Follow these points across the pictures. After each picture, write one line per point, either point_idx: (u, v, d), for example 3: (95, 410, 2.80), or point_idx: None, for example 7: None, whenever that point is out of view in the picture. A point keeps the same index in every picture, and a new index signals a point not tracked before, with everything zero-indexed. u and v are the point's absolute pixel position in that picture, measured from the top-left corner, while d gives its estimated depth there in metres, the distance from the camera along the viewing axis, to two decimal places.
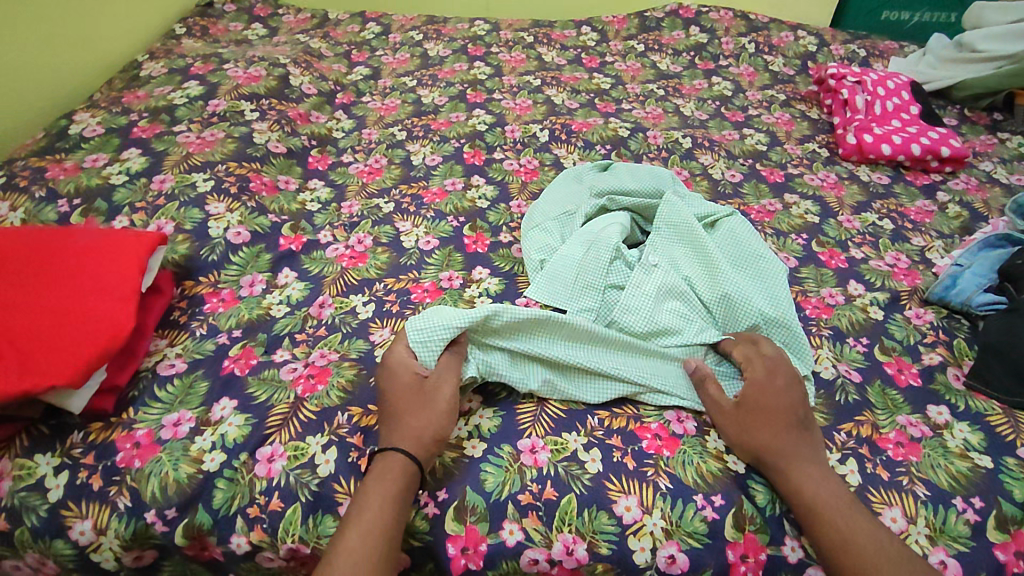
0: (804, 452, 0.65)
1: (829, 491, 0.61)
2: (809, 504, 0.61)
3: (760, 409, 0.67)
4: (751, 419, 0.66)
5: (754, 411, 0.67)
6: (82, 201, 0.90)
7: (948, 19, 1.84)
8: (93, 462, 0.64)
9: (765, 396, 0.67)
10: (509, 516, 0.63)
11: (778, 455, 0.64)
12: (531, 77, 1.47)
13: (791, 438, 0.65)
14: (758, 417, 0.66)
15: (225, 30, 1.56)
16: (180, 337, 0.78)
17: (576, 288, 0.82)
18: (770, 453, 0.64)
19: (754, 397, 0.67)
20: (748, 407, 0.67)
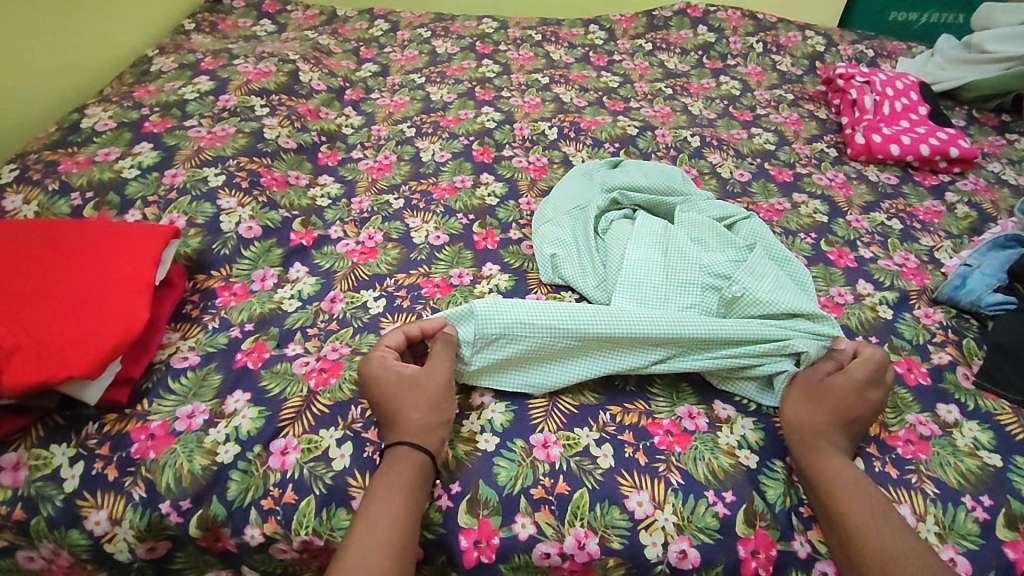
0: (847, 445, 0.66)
1: (858, 479, 0.62)
2: (833, 483, 0.62)
3: (847, 400, 0.67)
4: (823, 396, 0.68)
5: (837, 398, 0.67)
6: (95, 195, 0.91)
7: (957, 20, 1.85)
8: (108, 453, 0.65)
9: (855, 390, 0.68)
10: (520, 510, 0.63)
11: (825, 436, 0.65)
12: (539, 75, 1.47)
13: (847, 429, 0.66)
14: (832, 400, 0.67)
15: (234, 26, 1.56)
16: (192, 330, 0.79)
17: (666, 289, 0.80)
18: (819, 431, 0.66)
19: (844, 386, 0.68)
20: (831, 390, 0.68)
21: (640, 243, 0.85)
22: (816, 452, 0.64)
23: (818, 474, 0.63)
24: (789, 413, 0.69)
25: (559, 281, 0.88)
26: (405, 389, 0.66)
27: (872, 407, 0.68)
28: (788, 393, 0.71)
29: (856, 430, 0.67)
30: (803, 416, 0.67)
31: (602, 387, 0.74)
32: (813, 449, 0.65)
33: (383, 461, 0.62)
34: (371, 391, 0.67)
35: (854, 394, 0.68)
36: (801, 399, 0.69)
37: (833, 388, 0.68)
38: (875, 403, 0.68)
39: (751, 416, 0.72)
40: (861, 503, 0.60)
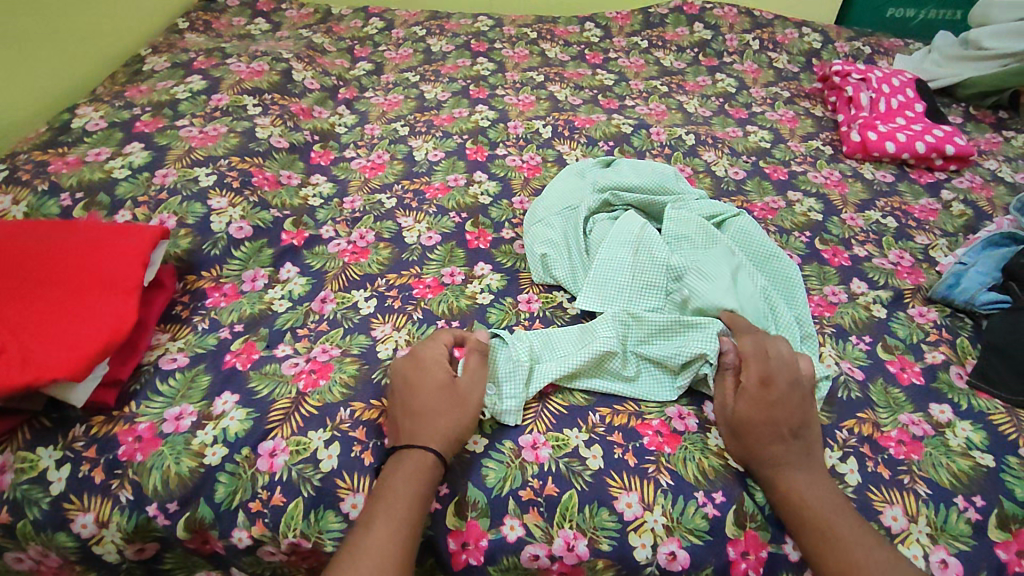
0: (794, 454, 0.63)
1: (814, 497, 0.60)
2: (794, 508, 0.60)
3: (764, 408, 0.64)
4: (743, 423, 0.65)
5: (758, 407, 0.64)
6: (84, 195, 0.90)
7: (956, 16, 1.83)
8: (95, 455, 0.65)
9: (760, 401, 0.65)
10: (509, 512, 0.63)
11: (766, 460, 0.63)
12: (534, 74, 1.46)
13: (788, 440, 0.63)
14: (754, 418, 0.64)
15: (228, 25, 1.56)
16: (182, 331, 0.78)
17: (634, 289, 0.80)
18: (758, 458, 0.63)
19: (747, 406, 0.65)
20: (740, 411, 0.66)
21: (614, 242, 0.85)
22: (767, 481, 0.63)
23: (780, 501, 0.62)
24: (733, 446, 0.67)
25: (549, 281, 0.88)
26: (448, 391, 0.66)
27: (785, 402, 0.64)
28: (722, 422, 0.68)
29: (796, 431, 0.64)
30: (739, 448, 0.65)
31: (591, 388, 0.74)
32: (766, 473, 0.63)
33: (411, 467, 0.61)
34: (416, 381, 0.67)
35: (759, 405, 0.64)
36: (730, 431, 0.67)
37: (747, 400, 0.65)
38: (787, 393, 0.65)
39: None
40: (823, 522, 0.58)
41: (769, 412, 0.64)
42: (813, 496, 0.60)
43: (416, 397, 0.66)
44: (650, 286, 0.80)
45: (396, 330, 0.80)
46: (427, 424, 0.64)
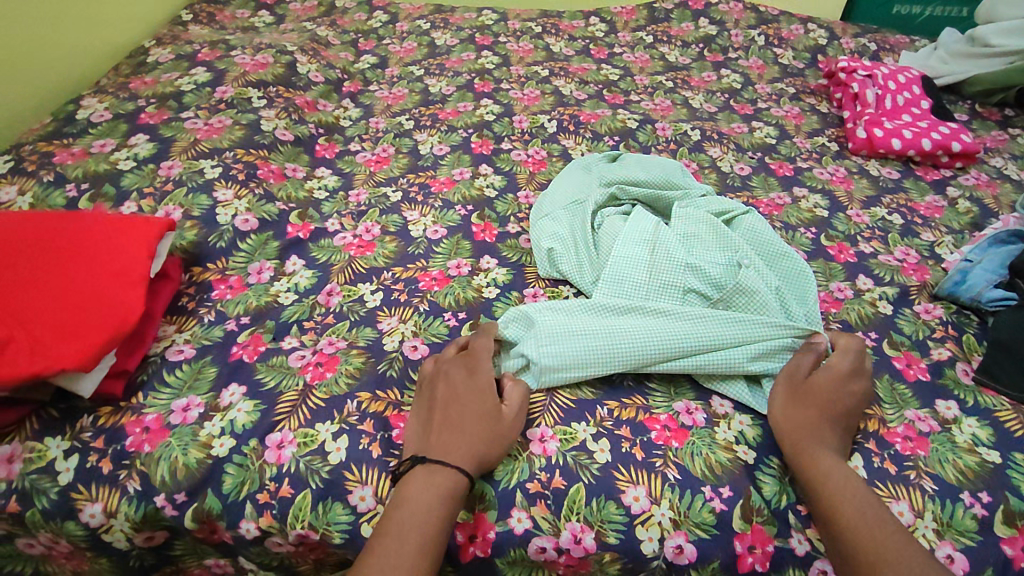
0: (839, 444, 0.65)
1: (851, 480, 0.61)
2: (826, 488, 0.60)
3: (818, 390, 0.67)
4: (810, 395, 0.67)
5: (808, 393, 0.67)
6: (90, 186, 0.90)
7: (961, 13, 1.83)
8: (102, 446, 0.64)
9: (841, 384, 0.68)
10: (517, 504, 0.63)
11: (817, 431, 0.65)
12: (539, 68, 1.46)
13: (835, 425, 0.66)
14: (819, 398, 0.67)
15: (232, 17, 1.55)
16: (188, 323, 0.78)
17: (650, 288, 0.80)
18: (806, 428, 0.65)
19: (829, 380, 0.68)
20: (820, 383, 0.68)
21: (629, 240, 0.85)
22: (808, 456, 0.63)
23: (811, 482, 0.61)
24: (777, 410, 0.68)
25: (556, 275, 0.88)
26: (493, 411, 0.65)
27: (857, 399, 0.68)
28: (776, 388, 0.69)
29: (847, 422, 0.67)
30: (792, 412, 0.66)
31: (599, 382, 0.74)
32: (809, 446, 0.64)
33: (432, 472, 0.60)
34: (463, 391, 0.66)
35: (844, 386, 0.68)
36: (788, 393, 0.68)
37: (791, 384, 0.69)
38: (840, 380, 0.68)
39: (749, 412, 0.72)
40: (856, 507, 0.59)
41: (831, 396, 0.67)
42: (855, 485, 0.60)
43: (460, 404, 0.65)
44: (666, 285, 0.80)
45: (402, 323, 0.80)
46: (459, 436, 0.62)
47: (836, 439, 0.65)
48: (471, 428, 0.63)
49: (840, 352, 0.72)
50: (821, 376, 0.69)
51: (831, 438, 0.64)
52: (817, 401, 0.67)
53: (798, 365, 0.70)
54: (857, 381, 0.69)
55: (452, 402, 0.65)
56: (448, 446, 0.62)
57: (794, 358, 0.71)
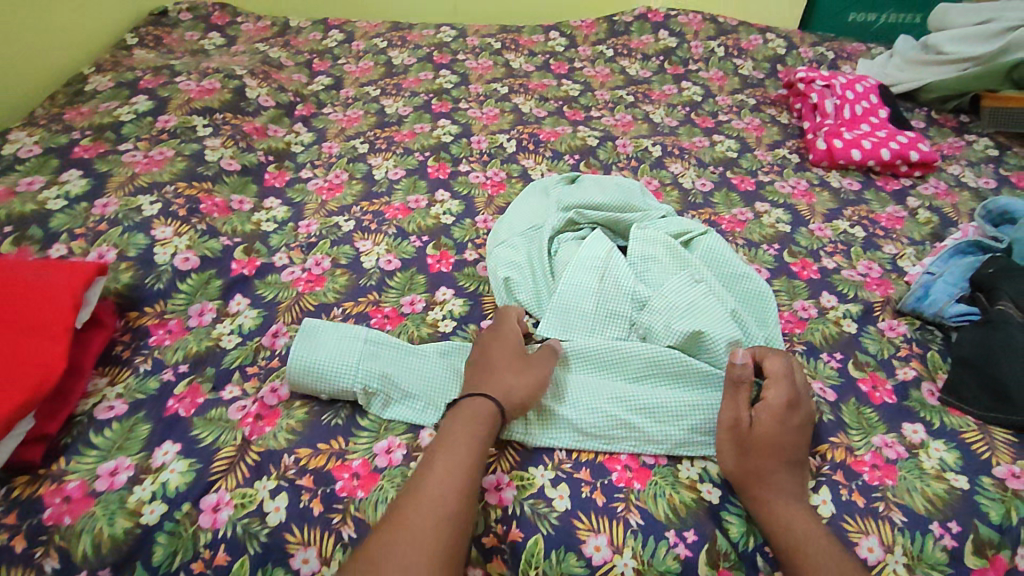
0: (794, 485, 0.63)
1: (812, 529, 0.59)
2: (786, 536, 0.59)
3: (759, 428, 0.65)
4: (757, 444, 0.64)
5: (754, 441, 0.64)
6: (15, 229, 0.85)
7: (914, 19, 1.86)
8: (17, 521, 0.59)
9: (781, 423, 0.65)
10: (471, 561, 0.60)
11: (768, 479, 0.62)
12: (498, 85, 1.43)
13: (784, 467, 0.63)
14: (767, 445, 0.64)
15: (180, 40, 1.50)
16: (122, 374, 0.74)
17: (599, 317, 0.78)
18: (759, 477, 0.62)
19: (770, 423, 0.65)
20: (763, 429, 0.64)
21: (580, 266, 0.81)
22: (764, 504, 0.61)
23: (773, 529, 0.60)
24: (726, 461, 0.65)
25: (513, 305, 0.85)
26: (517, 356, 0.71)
27: (799, 433, 0.66)
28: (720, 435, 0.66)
29: (797, 459, 0.65)
30: (742, 463, 0.64)
31: None
32: (766, 498, 0.61)
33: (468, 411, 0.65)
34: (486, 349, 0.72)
35: (784, 425, 0.65)
36: (734, 444, 0.64)
37: (736, 436, 0.65)
38: (774, 414, 0.66)
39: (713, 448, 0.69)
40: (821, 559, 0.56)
41: (778, 438, 0.64)
42: (816, 535, 0.58)
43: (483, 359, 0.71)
44: (615, 314, 0.78)
45: None
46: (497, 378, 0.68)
47: (789, 480, 0.63)
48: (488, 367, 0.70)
49: (770, 381, 0.69)
50: (762, 417, 0.65)
51: (784, 482, 0.62)
52: (764, 446, 0.64)
53: (737, 408, 0.66)
54: (794, 414, 0.67)
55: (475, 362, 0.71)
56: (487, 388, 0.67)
57: (733, 396, 0.67)
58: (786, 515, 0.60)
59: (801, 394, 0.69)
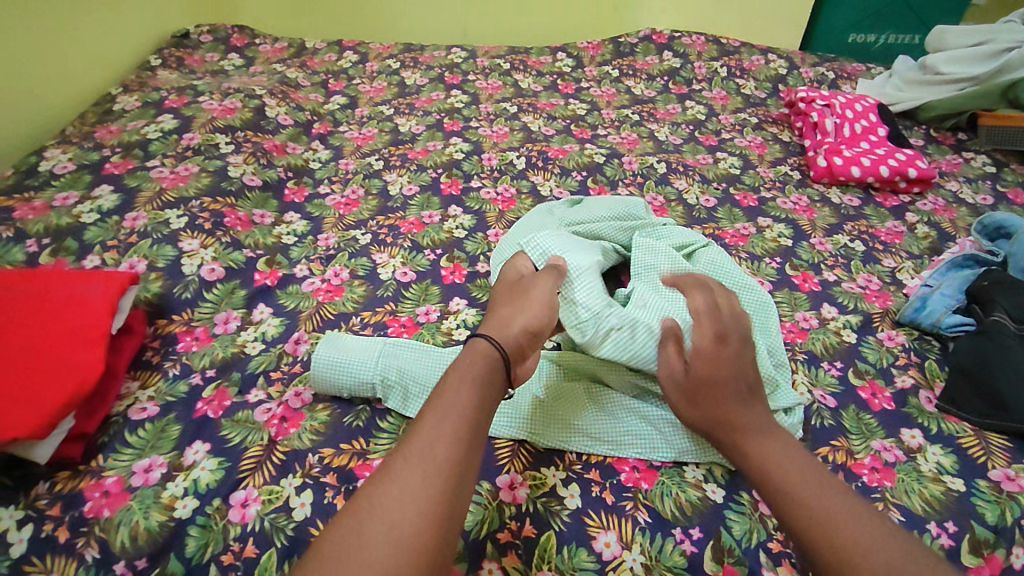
0: (754, 417, 0.64)
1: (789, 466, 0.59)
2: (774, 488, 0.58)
3: (697, 384, 0.67)
4: (702, 390, 0.66)
5: (699, 387, 0.66)
6: (51, 241, 0.89)
7: (912, 41, 1.93)
8: (58, 514, 0.62)
9: (714, 360, 0.67)
10: (487, 555, 0.62)
11: (729, 420, 0.64)
12: (508, 104, 1.48)
13: (736, 400, 0.65)
14: (710, 385, 0.66)
15: (201, 61, 1.56)
16: (153, 378, 0.77)
17: None
18: (719, 420, 0.64)
19: (704, 363, 0.67)
20: (699, 372, 0.67)
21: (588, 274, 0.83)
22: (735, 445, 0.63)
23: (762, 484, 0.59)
24: (687, 416, 0.67)
25: None
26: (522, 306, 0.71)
27: (738, 363, 0.67)
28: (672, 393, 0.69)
29: (747, 389, 0.66)
30: (699, 413, 0.66)
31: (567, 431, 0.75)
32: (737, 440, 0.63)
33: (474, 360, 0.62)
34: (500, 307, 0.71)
35: (718, 361, 0.67)
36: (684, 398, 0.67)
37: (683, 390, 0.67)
38: (695, 360, 0.68)
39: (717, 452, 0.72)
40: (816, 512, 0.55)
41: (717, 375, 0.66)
42: (817, 493, 0.56)
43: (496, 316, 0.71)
44: None
45: None
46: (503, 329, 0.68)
47: (747, 414, 0.64)
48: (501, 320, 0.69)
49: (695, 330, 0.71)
50: (697, 361, 0.68)
51: (742, 416, 0.64)
52: (709, 389, 0.66)
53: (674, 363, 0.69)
54: (724, 347, 0.68)
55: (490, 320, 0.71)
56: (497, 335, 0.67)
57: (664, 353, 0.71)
58: (773, 478, 0.58)
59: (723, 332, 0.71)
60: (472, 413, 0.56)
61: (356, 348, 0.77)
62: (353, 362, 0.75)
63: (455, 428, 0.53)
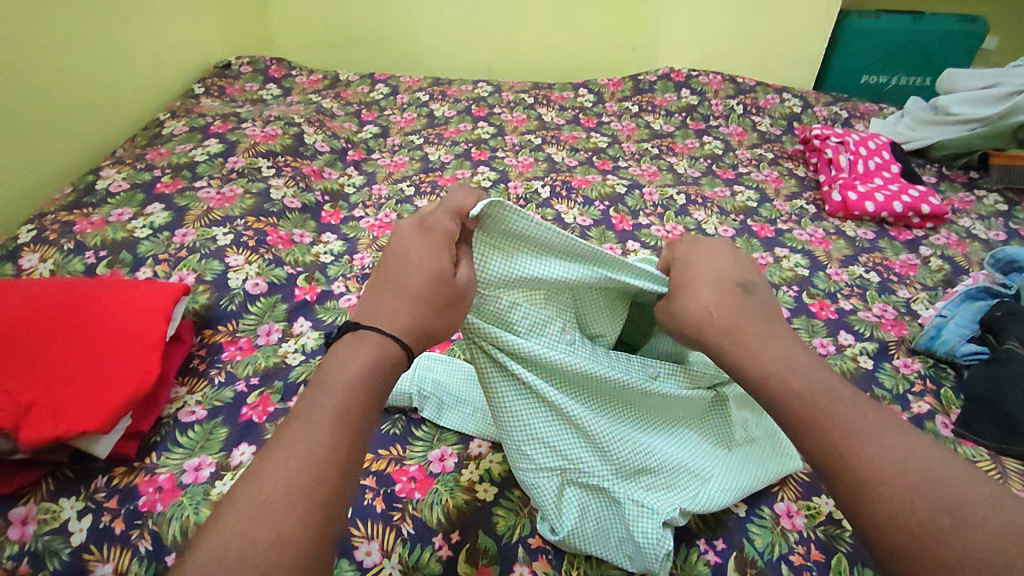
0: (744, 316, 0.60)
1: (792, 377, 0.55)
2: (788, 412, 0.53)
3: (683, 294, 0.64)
4: (683, 301, 0.64)
5: (683, 297, 0.64)
6: (108, 254, 0.95)
7: (924, 83, 1.99)
8: (116, 506, 0.67)
9: (694, 272, 0.66)
10: (518, 559, 0.65)
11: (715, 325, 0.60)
12: (532, 137, 1.55)
13: (716, 303, 0.61)
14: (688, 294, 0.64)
15: (241, 90, 1.64)
16: (199, 385, 0.82)
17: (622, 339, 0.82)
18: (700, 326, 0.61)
19: (692, 274, 0.65)
20: (689, 283, 0.65)
21: None
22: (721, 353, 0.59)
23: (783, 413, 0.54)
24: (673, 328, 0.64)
25: None
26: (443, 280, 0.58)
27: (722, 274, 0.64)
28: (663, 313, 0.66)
29: (736, 292, 0.62)
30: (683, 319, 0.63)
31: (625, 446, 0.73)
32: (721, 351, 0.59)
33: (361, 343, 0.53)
34: (413, 255, 0.59)
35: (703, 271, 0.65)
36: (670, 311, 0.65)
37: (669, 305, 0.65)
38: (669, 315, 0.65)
39: None
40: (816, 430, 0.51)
41: (699, 283, 0.64)
42: (836, 419, 0.51)
43: (401, 264, 0.58)
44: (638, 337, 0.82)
45: None
46: (396, 307, 0.56)
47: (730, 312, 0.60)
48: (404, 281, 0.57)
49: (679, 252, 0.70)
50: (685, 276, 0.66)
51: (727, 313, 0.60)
52: (689, 299, 0.63)
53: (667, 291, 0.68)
54: (709, 260, 0.66)
55: (395, 267, 0.58)
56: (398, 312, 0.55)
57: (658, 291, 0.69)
58: (799, 419, 0.52)
59: (693, 278, 0.65)
60: (353, 421, 0.48)
61: None
62: None
63: (327, 444, 0.46)
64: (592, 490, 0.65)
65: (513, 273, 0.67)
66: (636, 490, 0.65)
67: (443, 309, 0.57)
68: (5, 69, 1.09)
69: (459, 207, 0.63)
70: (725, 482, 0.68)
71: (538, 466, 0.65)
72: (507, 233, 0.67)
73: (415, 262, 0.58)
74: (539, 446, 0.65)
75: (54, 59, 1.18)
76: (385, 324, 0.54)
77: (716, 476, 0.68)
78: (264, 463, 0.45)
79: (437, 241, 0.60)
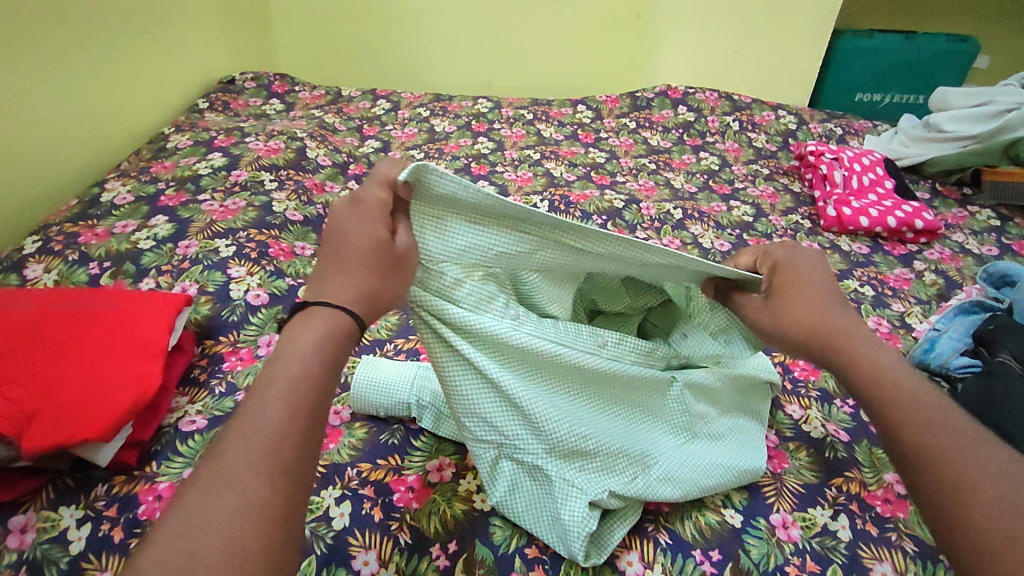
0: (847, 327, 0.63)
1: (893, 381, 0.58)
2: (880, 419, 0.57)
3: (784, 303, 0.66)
4: (789, 308, 0.65)
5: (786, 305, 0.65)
6: (112, 265, 0.97)
7: (917, 100, 2.02)
8: (115, 514, 0.68)
9: (792, 280, 0.66)
10: (515, 569, 0.65)
11: (827, 337, 0.62)
12: (531, 152, 1.57)
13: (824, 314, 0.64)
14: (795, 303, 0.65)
15: (245, 105, 1.66)
16: (200, 395, 0.82)
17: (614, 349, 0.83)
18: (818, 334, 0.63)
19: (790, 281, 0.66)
20: (789, 293, 0.66)
21: None
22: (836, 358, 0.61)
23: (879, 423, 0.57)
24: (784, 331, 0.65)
25: None
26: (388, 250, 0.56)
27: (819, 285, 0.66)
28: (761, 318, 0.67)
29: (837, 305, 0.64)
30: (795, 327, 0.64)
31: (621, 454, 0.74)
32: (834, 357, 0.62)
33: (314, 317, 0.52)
34: (349, 232, 0.56)
35: (800, 279, 0.66)
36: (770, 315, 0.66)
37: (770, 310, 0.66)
38: (772, 320, 0.66)
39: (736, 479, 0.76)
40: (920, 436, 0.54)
41: (800, 292, 0.65)
42: (936, 430, 0.54)
43: (341, 242, 0.56)
44: None
45: None
46: (343, 282, 0.54)
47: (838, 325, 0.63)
48: (345, 257, 0.55)
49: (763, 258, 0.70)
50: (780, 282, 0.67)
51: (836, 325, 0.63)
52: (797, 307, 0.65)
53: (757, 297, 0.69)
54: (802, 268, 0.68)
55: (334, 245, 0.56)
56: (344, 287, 0.54)
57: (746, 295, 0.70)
58: (892, 426, 0.56)
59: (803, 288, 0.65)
60: (311, 386, 0.48)
61: (384, 367, 0.80)
62: (382, 382, 0.79)
63: (288, 409, 0.46)
64: (527, 467, 0.65)
65: (454, 244, 0.60)
66: (571, 471, 0.64)
67: (390, 275, 0.56)
68: (14, 84, 1.11)
69: (385, 181, 0.58)
70: (671, 466, 0.68)
71: (476, 438, 0.65)
72: (441, 200, 0.58)
73: (354, 239, 0.55)
74: (480, 422, 0.65)
75: (63, 75, 1.21)
76: (334, 299, 0.53)
77: (663, 460, 0.68)
78: (228, 435, 0.45)
79: (375, 215, 0.56)
